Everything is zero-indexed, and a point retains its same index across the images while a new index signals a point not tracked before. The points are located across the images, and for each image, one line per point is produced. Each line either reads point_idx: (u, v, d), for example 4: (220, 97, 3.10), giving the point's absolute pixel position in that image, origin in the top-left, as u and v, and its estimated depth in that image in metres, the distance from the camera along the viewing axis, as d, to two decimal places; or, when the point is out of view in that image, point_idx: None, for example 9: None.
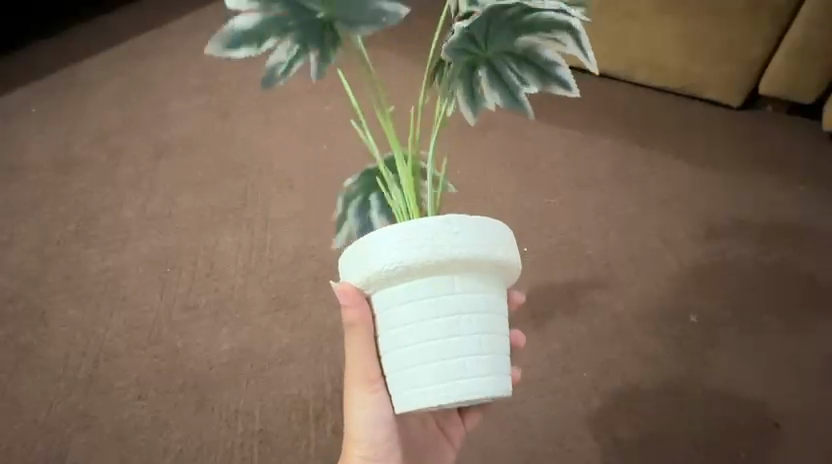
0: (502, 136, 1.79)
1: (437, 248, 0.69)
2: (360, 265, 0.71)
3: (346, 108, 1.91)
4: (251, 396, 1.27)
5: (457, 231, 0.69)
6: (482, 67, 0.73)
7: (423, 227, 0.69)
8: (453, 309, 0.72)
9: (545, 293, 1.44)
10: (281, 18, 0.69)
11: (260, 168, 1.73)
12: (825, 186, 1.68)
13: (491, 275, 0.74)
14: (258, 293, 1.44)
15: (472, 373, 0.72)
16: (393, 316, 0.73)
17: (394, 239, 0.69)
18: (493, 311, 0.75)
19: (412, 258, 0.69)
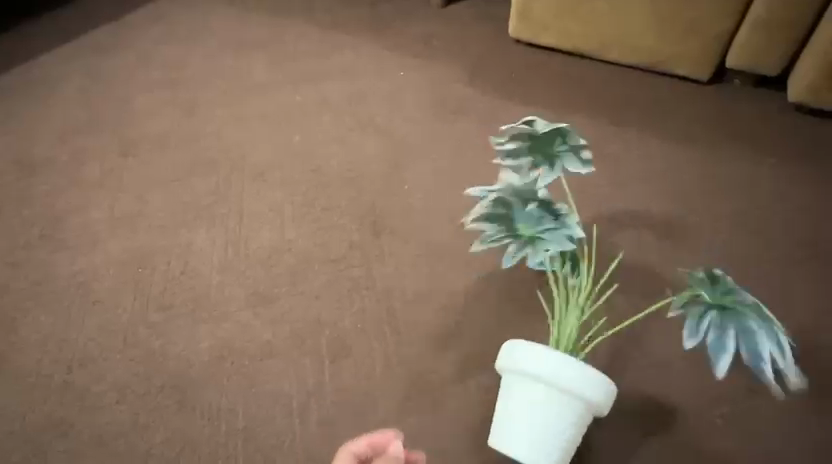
0: (477, 122, 1.79)
1: (576, 388, 1.05)
2: (526, 363, 1.08)
3: (317, 97, 1.87)
4: (232, 393, 1.24)
5: (591, 383, 1.06)
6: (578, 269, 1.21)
7: (590, 375, 1.06)
8: (570, 421, 1.09)
9: (527, 274, 1.43)
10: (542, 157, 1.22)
11: (234, 162, 1.70)
12: (793, 158, 1.71)
13: (590, 410, 1.09)
14: (235, 289, 1.42)
15: (534, 444, 1.10)
16: (537, 402, 1.09)
17: (581, 376, 1.06)
18: (576, 428, 1.10)
19: (580, 394, 1.06)
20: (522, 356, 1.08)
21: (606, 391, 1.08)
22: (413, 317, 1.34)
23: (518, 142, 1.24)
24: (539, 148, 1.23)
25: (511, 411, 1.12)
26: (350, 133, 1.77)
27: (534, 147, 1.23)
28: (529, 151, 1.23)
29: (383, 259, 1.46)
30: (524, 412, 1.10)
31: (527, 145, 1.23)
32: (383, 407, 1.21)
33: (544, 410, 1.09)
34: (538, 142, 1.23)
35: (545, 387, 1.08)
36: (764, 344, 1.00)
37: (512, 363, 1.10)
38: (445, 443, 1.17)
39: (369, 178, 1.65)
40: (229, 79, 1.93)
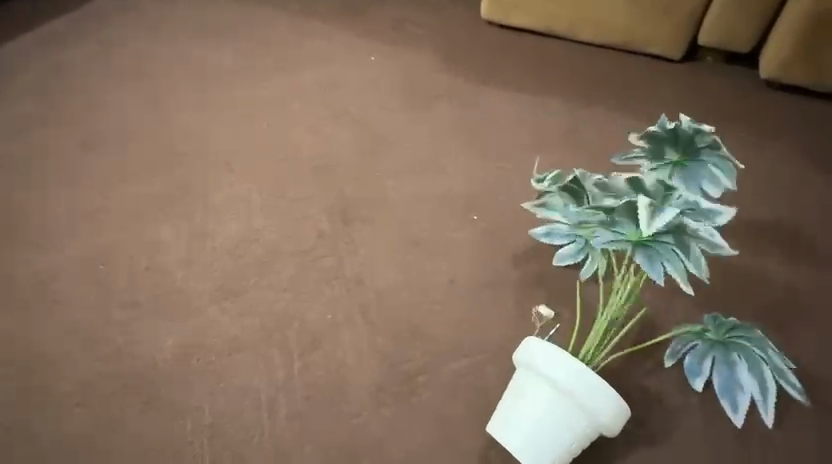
0: (449, 105, 1.75)
1: (583, 395, 0.99)
2: (539, 360, 1.02)
3: (285, 85, 1.82)
4: (199, 390, 1.20)
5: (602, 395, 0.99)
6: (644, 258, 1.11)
7: (602, 388, 0.99)
8: (571, 430, 1.03)
9: (501, 258, 1.39)
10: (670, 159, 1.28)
11: (199, 153, 1.65)
12: (767, 131, 1.68)
13: (595, 423, 1.02)
14: (202, 284, 1.37)
15: (526, 443, 1.04)
16: (541, 402, 1.03)
17: (592, 387, 0.99)
18: (577, 438, 1.03)
19: (587, 403, 1.00)
20: (536, 354, 1.03)
21: (616, 408, 1.01)
22: (385, 307, 1.31)
23: (666, 134, 1.28)
24: (676, 148, 1.28)
25: (512, 406, 1.06)
26: (320, 121, 1.72)
27: (671, 144, 1.28)
28: (664, 147, 1.29)
29: (355, 248, 1.42)
30: (524, 406, 1.04)
31: (667, 140, 1.29)
32: (355, 399, 1.18)
33: (546, 411, 1.03)
34: (685, 143, 1.27)
35: (553, 390, 1.02)
36: (742, 377, 1.14)
37: (525, 359, 1.04)
38: (417, 433, 1.15)
39: (340, 166, 1.60)
40: (195, 68, 1.86)
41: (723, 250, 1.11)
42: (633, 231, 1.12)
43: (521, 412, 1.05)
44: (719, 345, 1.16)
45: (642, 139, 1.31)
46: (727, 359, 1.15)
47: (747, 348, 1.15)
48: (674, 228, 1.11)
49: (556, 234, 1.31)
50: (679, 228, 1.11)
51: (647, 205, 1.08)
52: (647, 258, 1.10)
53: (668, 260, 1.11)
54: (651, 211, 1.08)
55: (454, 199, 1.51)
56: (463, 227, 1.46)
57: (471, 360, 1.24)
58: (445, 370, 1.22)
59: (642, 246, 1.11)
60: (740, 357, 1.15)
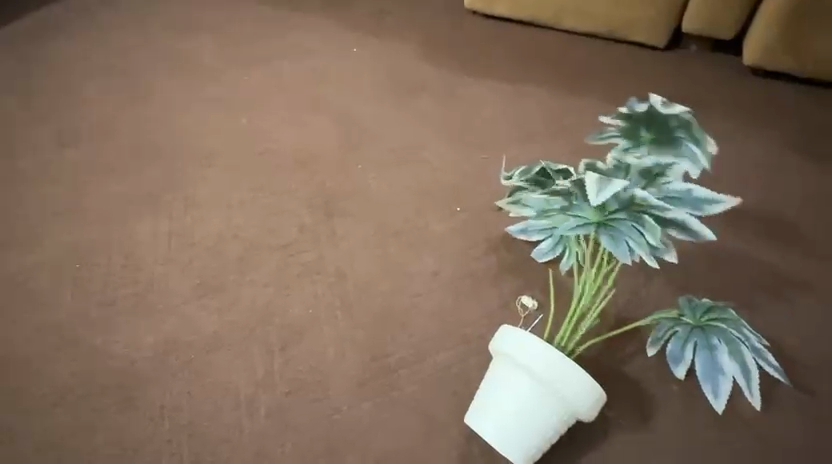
0: (433, 95, 1.72)
1: (560, 383, 0.97)
2: (515, 349, 0.99)
3: (266, 78, 1.79)
4: (178, 389, 1.18)
5: (580, 382, 0.97)
6: (607, 238, 1.10)
7: (579, 375, 0.97)
8: (549, 419, 1.00)
9: (483, 250, 1.38)
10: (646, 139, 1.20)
11: (178, 149, 1.62)
12: (753, 116, 1.65)
13: (573, 412, 1.00)
14: (181, 281, 1.35)
15: (503, 433, 1.01)
16: (518, 392, 1.00)
17: (569, 374, 0.97)
18: (555, 427, 1.01)
19: (564, 391, 0.97)
20: (512, 342, 1.00)
21: (594, 395, 0.98)
22: (366, 301, 1.29)
23: (641, 115, 1.21)
24: (652, 129, 1.20)
25: (488, 397, 1.03)
26: (301, 114, 1.69)
27: (648, 125, 1.20)
28: (639, 128, 1.20)
29: (336, 242, 1.40)
30: (500, 397, 1.02)
31: (642, 121, 1.21)
32: (335, 395, 1.16)
33: (523, 401, 1.00)
34: (661, 124, 1.19)
35: (529, 379, 0.99)
36: (724, 361, 1.11)
37: (501, 348, 1.01)
38: (398, 427, 1.13)
39: (321, 159, 1.58)
40: (175, 61, 1.83)
41: (701, 234, 1.10)
42: (594, 212, 1.12)
43: (498, 403, 1.02)
44: (700, 329, 1.13)
45: (618, 121, 1.23)
46: (707, 343, 1.12)
47: (725, 330, 1.12)
48: (633, 204, 1.10)
49: (533, 230, 1.33)
50: (638, 204, 1.09)
51: (596, 180, 1.06)
52: (608, 237, 1.10)
53: (630, 236, 1.10)
54: (600, 182, 1.05)
55: (437, 191, 1.49)
56: (446, 220, 1.44)
57: (454, 353, 1.22)
58: (427, 364, 1.21)
59: (604, 226, 1.11)
60: (720, 340, 1.11)
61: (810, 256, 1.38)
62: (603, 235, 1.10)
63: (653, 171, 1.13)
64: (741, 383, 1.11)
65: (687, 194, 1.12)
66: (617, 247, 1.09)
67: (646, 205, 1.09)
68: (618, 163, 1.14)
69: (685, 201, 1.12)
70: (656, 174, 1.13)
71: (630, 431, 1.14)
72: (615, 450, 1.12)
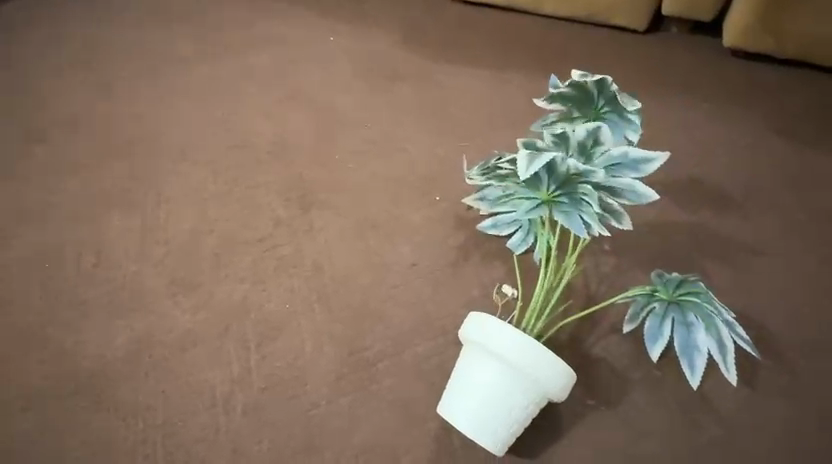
0: (411, 82, 1.69)
1: (530, 367, 0.95)
2: (486, 335, 0.97)
3: (241, 68, 1.74)
4: (152, 388, 1.16)
5: (552, 367, 0.95)
6: (560, 214, 1.11)
7: (551, 360, 0.95)
8: (521, 406, 0.98)
9: (463, 239, 1.35)
10: (585, 116, 1.23)
11: (151, 143, 1.58)
12: (733, 97, 1.64)
13: (546, 397, 0.98)
14: (154, 278, 1.32)
15: (476, 421, 0.99)
16: (489, 378, 0.98)
17: (541, 359, 0.95)
18: (528, 412, 0.99)
19: (536, 376, 0.95)
20: (482, 328, 0.98)
21: (566, 379, 0.97)
22: (344, 293, 1.27)
23: (570, 94, 1.22)
24: (584, 106, 1.23)
25: (460, 385, 1.01)
26: (278, 105, 1.66)
27: (579, 103, 1.23)
28: (572, 108, 1.24)
29: (313, 235, 1.37)
30: (471, 385, 0.99)
31: (574, 99, 1.23)
32: (313, 389, 1.14)
33: (495, 387, 0.98)
34: (592, 99, 1.22)
35: (501, 364, 0.97)
36: (702, 337, 1.08)
37: (471, 334, 0.99)
38: (378, 421, 1.12)
39: (298, 151, 1.55)
40: (147, 54, 1.77)
41: (645, 195, 1.10)
42: (543, 192, 1.12)
43: (470, 390, 0.99)
44: (677, 305, 1.10)
45: (550, 103, 1.24)
46: (684, 319, 1.09)
47: (701, 305, 1.09)
48: (572, 178, 1.09)
49: (502, 224, 1.28)
50: (577, 176, 1.09)
51: (526, 154, 1.07)
52: (562, 215, 1.11)
53: (578, 210, 1.10)
54: (530, 156, 1.07)
55: (416, 180, 1.47)
56: (425, 209, 1.41)
57: (434, 343, 1.20)
58: (406, 355, 1.19)
59: (555, 205, 1.12)
60: (696, 315, 1.09)
61: (791, 238, 1.38)
62: (557, 214, 1.11)
63: (589, 142, 1.12)
64: (718, 360, 1.08)
65: (623, 158, 1.11)
66: (569, 221, 1.10)
67: (586, 176, 1.08)
68: (555, 137, 1.12)
69: (622, 166, 1.11)
70: (591, 145, 1.11)
71: (611, 417, 1.13)
72: (596, 437, 1.11)
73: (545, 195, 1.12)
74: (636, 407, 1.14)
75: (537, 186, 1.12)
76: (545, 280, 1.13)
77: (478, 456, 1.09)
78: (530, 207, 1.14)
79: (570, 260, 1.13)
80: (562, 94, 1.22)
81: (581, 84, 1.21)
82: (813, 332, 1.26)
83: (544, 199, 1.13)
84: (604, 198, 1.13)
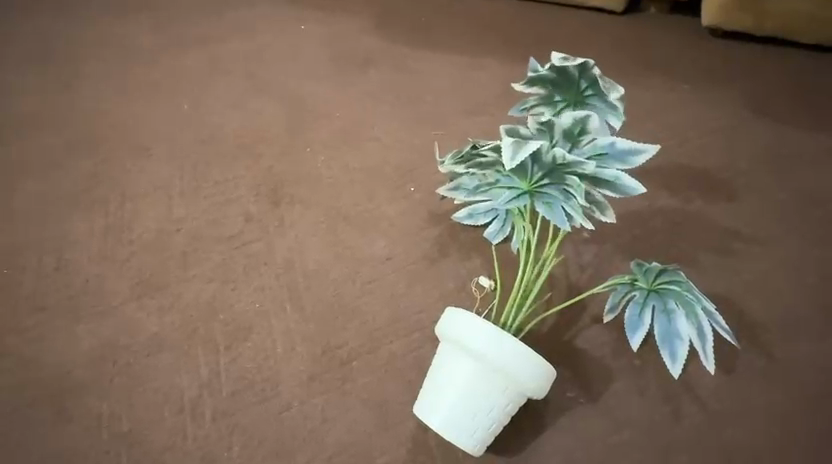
0: (383, 71, 1.63)
1: (507, 365, 0.91)
2: (461, 331, 0.93)
3: (207, 60, 1.67)
4: (116, 396, 1.11)
5: (529, 365, 0.91)
6: (543, 206, 1.03)
7: (529, 358, 0.91)
8: (499, 404, 0.94)
9: (439, 231, 1.31)
10: (565, 100, 1.13)
11: (113, 140, 1.51)
12: (712, 77, 1.60)
13: (525, 395, 0.94)
14: (118, 281, 1.26)
15: (452, 421, 0.95)
16: (465, 377, 0.94)
17: (518, 358, 0.91)
18: (505, 411, 0.95)
19: (513, 374, 0.91)
20: (457, 324, 0.94)
21: (546, 376, 0.93)
22: (316, 290, 1.23)
23: (550, 77, 1.11)
24: (565, 90, 1.12)
25: (436, 384, 0.97)
26: (246, 98, 1.59)
27: (560, 86, 1.12)
28: (553, 92, 1.13)
29: (284, 231, 1.32)
30: (448, 385, 0.95)
31: (554, 82, 1.12)
32: (285, 391, 1.11)
33: (471, 386, 0.94)
34: (573, 82, 1.11)
35: (476, 362, 0.93)
36: (683, 325, 1.05)
37: (446, 331, 0.95)
38: (352, 421, 1.08)
39: (267, 144, 1.49)
40: (108, 46, 1.69)
41: (633, 189, 1.00)
42: (524, 181, 1.03)
43: (445, 389, 0.96)
44: (657, 293, 1.07)
45: (530, 86, 1.14)
46: (664, 307, 1.06)
47: (681, 293, 1.05)
48: (559, 168, 1.00)
49: (479, 214, 1.23)
50: (564, 167, 0.99)
51: (509, 143, 0.97)
52: (544, 206, 1.03)
53: (563, 202, 1.02)
54: (514, 145, 0.97)
55: (389, 172, 1.42)
56: (399, 202, 1.37)
57: (408, 339, 1.17)
58: (381, 352, 1.15)
59: (537, 194, 1.04)
60: (677, 303, 1.06)
61: (771, 220, 1.35)
62: (538, 205, 1.03)
63: (576, 129, 1.01)
64: (699, 349, 1.05)
65: (612, 147, 1.01)
66: (551, 214, 1.03)
67: (573, 168, 0.99)
68: (540, 124, 1.02)
69: (609, 157, 1.01)
70: (578, 132, 1.01)
71: (592, 408, 1.10)
72: (576, 430, 1.08)
73: (529, 186, 1.03)
74: (616, 398, 1.11)
75: (517, 177, 1.04)
76: (527, 273, 1.09)
77: (456, 454, 1.06)
78: (511, 197, 1.05)
79: (553, 250, 1.09)
80: (541, 76, 1.11)
81: (561, 66, 1.09)
82: (794, 315, 1.24)
83: (525, 189, 1.04)
84: (589, 189, 1.05)
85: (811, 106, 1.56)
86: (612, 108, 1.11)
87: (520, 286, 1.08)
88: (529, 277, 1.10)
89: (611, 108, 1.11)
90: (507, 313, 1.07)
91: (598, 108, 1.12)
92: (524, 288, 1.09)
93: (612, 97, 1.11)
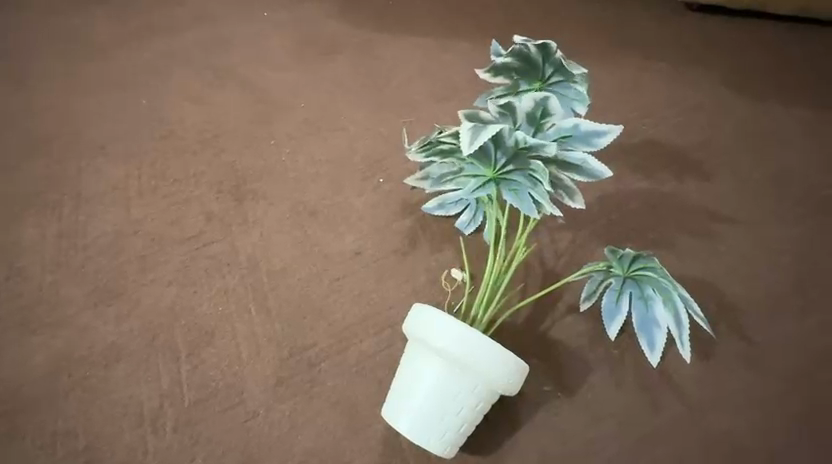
0: (351, 52, 1.53)
1: (477, 364, 0.87)
2: (429, 330, 0.89)
3: (161, 41, 1.51)
4: (73, 411, 1.06)
5: (500, 363, 0.87)
6: (511, 194, 1.00)
7: (500, 356, 0.87)
8: (470, 404, 0.91)
9: (409, 223, 1.27)
10: (531, 87, 1.08)
11: (55, 129, 1.35)
12: (689, 51, 1.55)
13: (496, 394, 0.91)
14: (70, 287, 1.17)
15: (421, 423, 0.91)
16: (434, 377, 0.90)
17: (489, 356, 0.87)
18: (477, 411, 0.92)
19: (484, 374, 0.88)
20: (425, 322, 0.90)
21: (518, 374, 0.90)
22: (282, 290, 1.18)
23: (513, 64, 1.06)
24: (530, 77, 1.07)
25: (404, 384, 0.93)
26: (203, 84, 1.45)
27: (524, 72, 1.07)
28: (517, 80, 1.08)
29: (248, 229, 1.25)
30: (415, 383, 0.92)
31: (518, 69, 1.07)
32: (250, 398, 1.09)
33: (440, 387, 0.90)
34: (536, 67, 1.06)
35: (446, 362, 0.89)
36: (661, 313, 1.02)
37: (414, 329, 0.91)
38: (321, 426, 1.08)
39: (228, 136, 1.38)
40: (47, 20, 1.50)
41: (598, 171, 0.97)
42: (488, 168, 0.99)
43: (414, 390, 0.92)
44: (634, 280, 1.03)
45: (493, 76, 1.07)
46: (641, 294, 1.03)
47: (657, 279, 1.01)
48: (522, 152, 0.95)
49: (449, 204, 1.18)
50: (526, 150, 0.95)
51: (468, 127, 0.92)
52: (511, 194, 1.00)
53: (530, 188, 0.98)
54: (474, 129, 0.92)
55: (358, 162, 1.36)
56: (368, 194, 1.31)
57: (377, 338, 1.16)
58: (350, 353, 1.13)
59: (502, 182, 1.00)
60: (654, 290, 1.02)
61: (750, 200, 1.32)
62: (505, 194, 1.00)
63: (538, 112, 0.96)
64: (677, 337, 1.02)
65: (576, 129, 0.96)
66: (518, 201, 0.99)
67: (537, 152, 0.95)
68: (501, 107, 0.97)
69: (573, 139, 0.97)
70: (541, 115, 0.96)
71: (568, 403, 1.08)
72: (552, 426, 1.06)
73: (493, 174, 0.99)
74: (593, 391, 1.09)
75: (479, 165, 0.99)
76: (496, 267, 1.04)
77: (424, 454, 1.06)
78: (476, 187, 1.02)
79: (523, 241, 1.04)
80: (504, 63, 1.06)
81: (524, 51, 1.04)
82: (773, 298, 1.22)
83: (490, 177, 1.00)
84: (556, 173, 0.99)
85: (790, 83, 1.52)
86: (579, 95, 1.06)
87: (489, 282, 1.03)
88: (499, 270, 1.05)
89: (579, 95, 1.07)
90: (475, 309, 1.03)
91: (565, 96, 1.07)
92: (494, 283, 1.04)
93: (578, 84, 1.06)
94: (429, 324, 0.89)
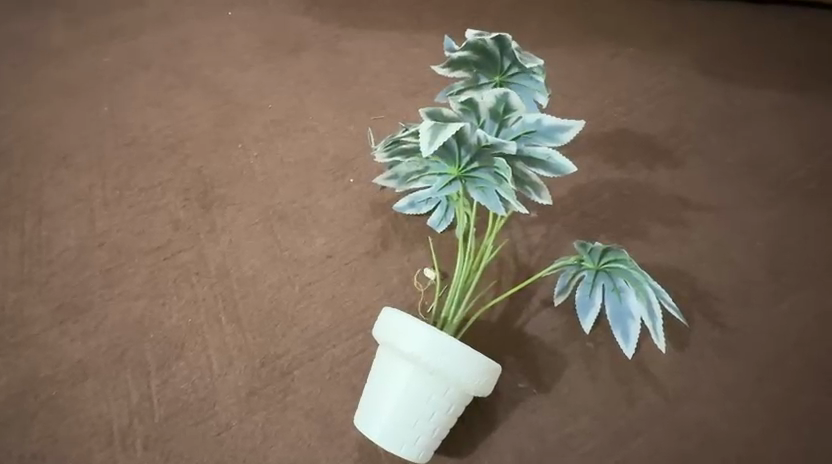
0: (319, 44, 1.47)
1: (444, 367, 0.86)
2: (396, 334, 0.88)
3: (117, 38, 1.43)
4: (41, 432, 1.04)
5: (468, 365, 0.87)
6: (477, 191, 0.98)
7: (468, 358, 0.87)
8: (441, 408, 0.90)
9: (381, 223, 1.25)
10: (490, 80, 1.06)
11: (8, 137, 1.29)
12: (664, 33, 1.52)
13: (467, 396, 0.91)
14: (32, 304, 1.13)
15: (392, 429, 0.91)
16: (403, 382, 0.90)
17: (456, 358, 0.86)
18: (449, 413, 0.91)
19: (451, 376, 0.87)
20: (392, 327, 0.89)
21: (487, 374, 0.89)
22: (253, 298, 1.16)
23: (471, 57, 1.04)
24: (489, 69, 1.05)
25: (375, 390, 0.92)
26: (163, 83, 1.39)
27: (483, 66, 1.05)
28: (476, 73, 1.06)
29: (217, 236, 1.22)
30: (387, 394, 0.91)
31: (477, 62, 1.05)
32: (223, 411, 1.08)
33: (410, 391, 0.89)
34: (494, 60, 1.04)
35: (414, 365, 0.88)
36: (633, 304, 1.02)
37: (383, 333, 0.91)
38: (294, 435, 1.08)
39: (192, 141, 1.32)
40: None
41: (563, 165, 0.95)
42: (453, 166, 0.98)
43: (384, 395, 0.91)
44: (605, 272, 1.03)
45: (451, 71, 1.06)
46: (614, 285, 1.03)
47: (627, 270, 1.00)
48: (485, 150, 0.94)
49: (420, 202, 1.17)
50: (488, 148, 0.93)
51: (429, 126, 0.90)
52: (479, 192, 0.98)
53: (496, 186, 0.96)
54: (435, 127, 0.90)
55: (327, 163, 1.32)
56: (339, 196, 1.28)
57: (350, 342, 1.15)
58: (323, 359, 1.13)
59: (468, 180, 0.98)
60: (626, 281, 1.02)
61: (722, 187, 1.31)
62: (473, 191, 0.98)
63: (500, 107, 0.95)
64: (650, 328, 1.01)
65: (539, 124, 0.95)
66: (486, 197, 0.97)
67: (501, 149, 0.93)
68: (462, 104, 0.95)
69: (538, 134, 0.95)
70: (503, 111, 0.95)
71: (542, 400, 1.08)
72: (527, 423, 1.07)
73: (458, 172, 0.98)
74: (568, 387, 1.09)
75: (443, 164, 0.99)
76: (466, 267, 1.03)
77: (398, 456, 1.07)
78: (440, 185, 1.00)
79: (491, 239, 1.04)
80: (461, 57, 1.04)
81: (480, 43, 1.02)
82: (747, 286, 1.21)
83: (455, 175, 0.99)
84: (522, 169, 0.98)
85: (766, 66, 1.49)
86: (537, 85, 1.05)
87: (458, 282, 1.03)
88: (469, 269, 1.05)
89: (538, 85, 1.05)
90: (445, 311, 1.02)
91: (525, 87, 1.06)
92: (463, 283, 1.03)
93: (537, 74, 1.04)
94: (397, 329, 0.89)
